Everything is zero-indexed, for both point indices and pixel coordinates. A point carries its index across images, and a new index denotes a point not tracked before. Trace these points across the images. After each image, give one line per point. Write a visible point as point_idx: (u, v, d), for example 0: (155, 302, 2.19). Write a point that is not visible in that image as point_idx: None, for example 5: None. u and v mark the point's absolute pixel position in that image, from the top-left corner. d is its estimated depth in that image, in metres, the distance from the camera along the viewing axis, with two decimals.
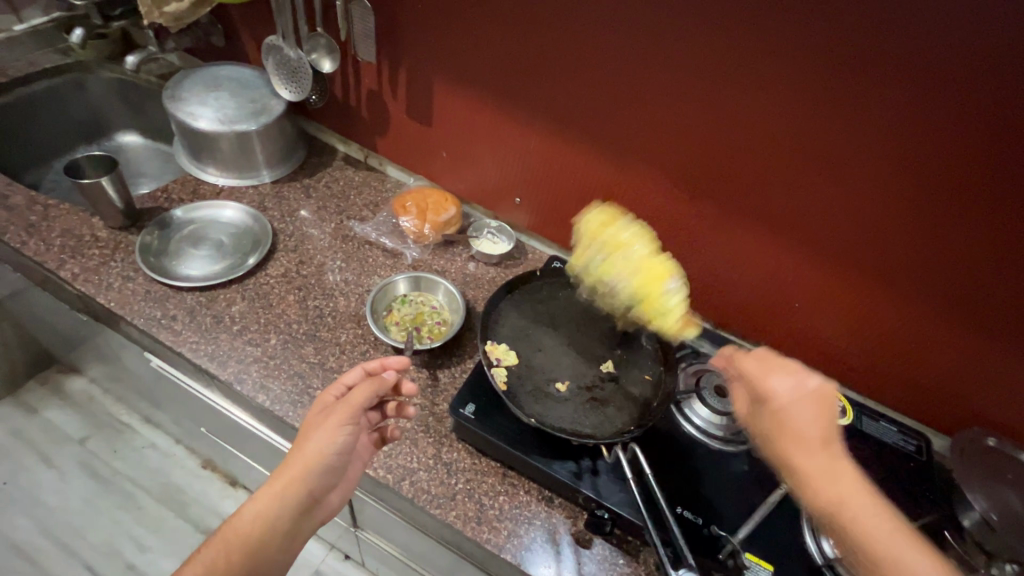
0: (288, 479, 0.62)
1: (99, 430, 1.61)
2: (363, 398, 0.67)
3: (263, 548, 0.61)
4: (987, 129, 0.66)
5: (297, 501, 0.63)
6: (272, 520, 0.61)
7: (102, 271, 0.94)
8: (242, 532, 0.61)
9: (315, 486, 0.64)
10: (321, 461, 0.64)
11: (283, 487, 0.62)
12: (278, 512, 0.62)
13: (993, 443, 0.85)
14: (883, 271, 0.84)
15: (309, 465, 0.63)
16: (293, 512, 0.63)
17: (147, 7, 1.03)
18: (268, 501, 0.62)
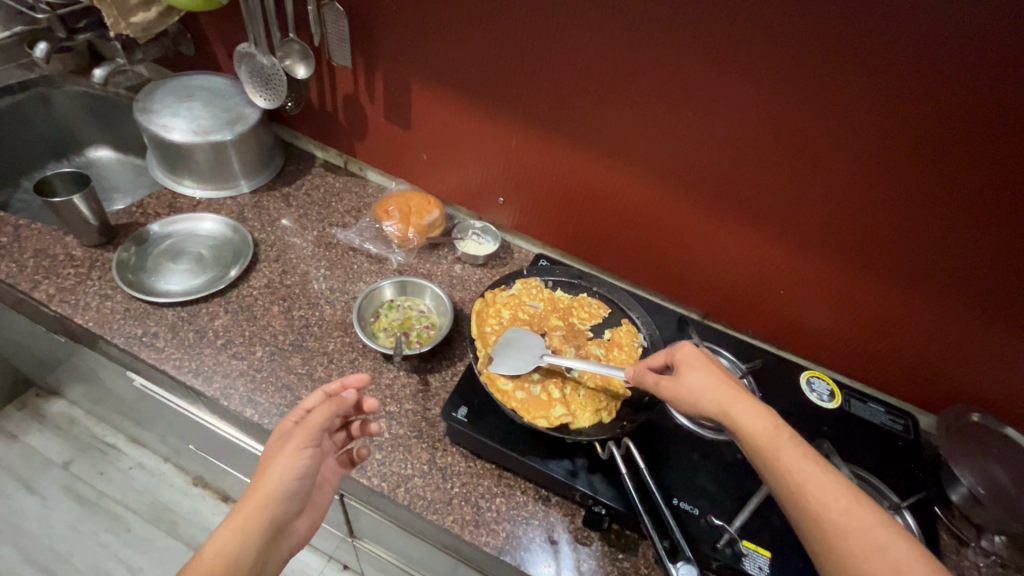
0: (250, 508, 0.58)
1: (83, 453, 1.57)
2: (322, 418, 0.64)
3: None
4: (970, 113, 0.67)
5: (263, 531, 0.58)
6: (235, 557, 0.56)
7: (78, 291, 0.92)
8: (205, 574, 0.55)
9: (278, 515, 0.60)
10: (281, 487, 0.60)
11: (245, 517, 0.57)
12: (241, 545, 0.56)
13: (976, 418, 0.88)
14: (865, 251, 0.85)
15: (269, 495, 0.59)
16: (259, 543, 0.58)
17: (112, 18, 1.01)
18: (230, 536, 0.57)
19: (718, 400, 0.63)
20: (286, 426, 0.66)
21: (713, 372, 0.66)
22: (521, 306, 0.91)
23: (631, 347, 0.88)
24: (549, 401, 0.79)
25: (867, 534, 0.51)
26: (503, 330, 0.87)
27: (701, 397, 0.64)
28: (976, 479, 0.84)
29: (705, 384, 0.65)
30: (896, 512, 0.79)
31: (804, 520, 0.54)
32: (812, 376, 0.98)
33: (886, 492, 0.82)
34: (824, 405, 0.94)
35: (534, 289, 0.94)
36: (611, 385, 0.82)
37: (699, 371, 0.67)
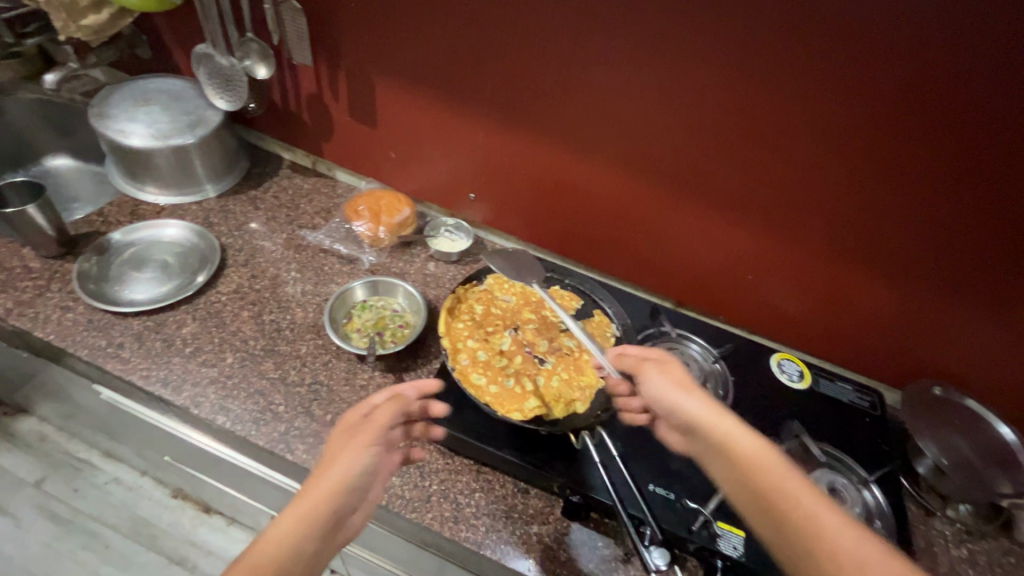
0: (317, 499, 0.55)
1: (55, 470, 1.53)
2: (386, 417, 0.62)
3: None
4: (921, 94, 0.69)
5: (324, 523, 0.54)
6: (297, 544, 0.52)
7: (37, 303, 0.89)
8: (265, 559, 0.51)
9: (340, 510, 0.56)
10: (349, 481, 0.57)
11: (309, 508, 0.54)
12: (301, 539, 0.53)
13: (939, 391, 0.91)
14: (829, 233, 0.87)
15: (335, 487, 0.56)
16: (320, 539, 0.54)
17: (62, 22, 0.98)
18: (291, 524, 0.53)
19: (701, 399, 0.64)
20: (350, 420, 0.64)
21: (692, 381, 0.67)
22: (494, 301, 0.93)
23: (605, 337, 0.89)
24: (523, 393, 0.81)
25: (857, 548, 0.50)
26: (477, 326, 0.89)
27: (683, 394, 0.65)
28: (940, 452, 0.87)
29: (685, 392, 0.65)
30: (863, 487, 0.80)
31: (789, 530, 0.53)
32: (783, 358, 0.98)
33: (855, 467, 0.82)
34: (794, 385, 0.94)
35: (506, 284, 0.96)
36: (585, 375, 0.84)
37: (680, 377, 0.67)
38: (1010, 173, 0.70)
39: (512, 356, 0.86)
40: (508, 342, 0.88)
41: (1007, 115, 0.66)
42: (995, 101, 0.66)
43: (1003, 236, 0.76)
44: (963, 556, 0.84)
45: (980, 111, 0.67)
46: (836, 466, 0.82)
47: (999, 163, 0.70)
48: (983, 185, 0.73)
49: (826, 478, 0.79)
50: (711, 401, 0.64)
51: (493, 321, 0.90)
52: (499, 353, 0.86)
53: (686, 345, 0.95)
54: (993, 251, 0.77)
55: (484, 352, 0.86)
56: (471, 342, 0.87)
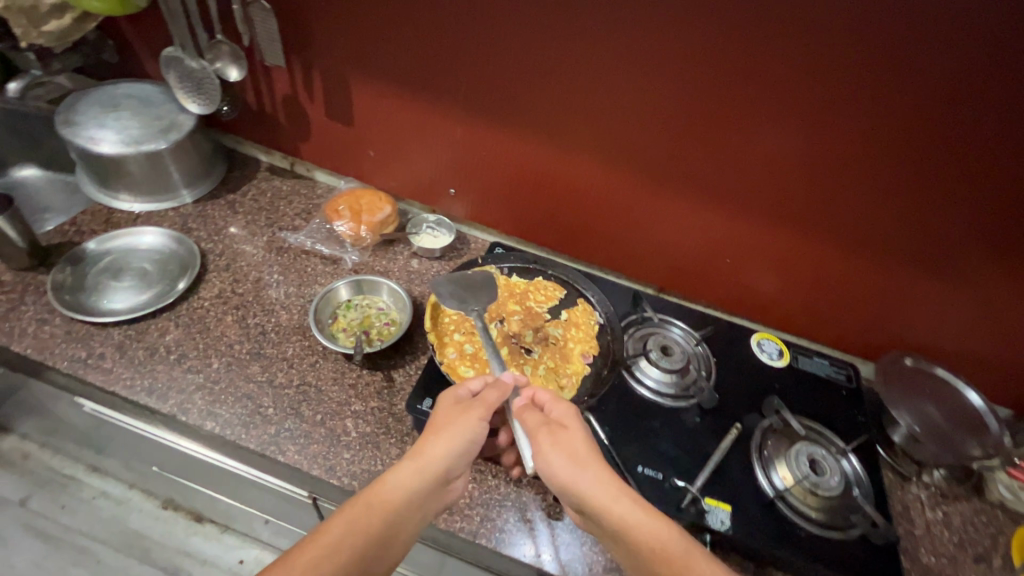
0: (431, 460, 0.66)
1: (40, 488, 1.51)
2: (493, 399, 0.71)
3: (402, 520, 0.63)
4: (879, 75, 0.72)
5: (434, 479, 0.66)
6: (414, 495, 0.64)
7: (13, 317, 0.87)
8: (387, 504, 0.63)
9: (448, 470, 0.67)
10: (456, 448, 0.68)
11: (424, 468, 0.66)
12: (417, 489, 0.65)
13: (909, 361, 0.94)
14: (800, 213, 0.90)
15: (449, 450, 0.67)
16: (429, 490, 0.66)
17: (23, 28, 0.96)
18: (410, 477, 0.65)
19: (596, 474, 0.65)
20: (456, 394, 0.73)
21: (591, 451, 0.67)
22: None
23: (588, 325, 0.92)
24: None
25: None
26: (462, 319, 0.90)
27: (577, 469, 0.65)
28: (913, 419, 0.91)
29: (580, 466, 0.65)
30: (842, 457, 0.83)
31: None
32: (762, 338, 1.01)
33: (833, 438, 0.85)
34: (773, 363, 0.97)
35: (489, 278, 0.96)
36: (570, 363, 0.87)
37: (575, 448, 0.67)
38: (967, 148, 0.74)
39: (499, 347, 0.88)
40: (493, 334, 0.89)
41: (963, 92, 0.70)
42: (951, 80, 0.70)
43: (963, 209, 0.80)
44: (937, 518, 0.88)
45: (938, 91, 0.71)
46: (815, 438, 0.85)
47: (957, 140, 0.74)
48: (944, 161, 0.77)
49: (807, 450, 0.82)
50: (606, 475, 0.65)
51: (477, 313, 0.91)
52: (486, 345, 0.88)
53: (669, 329, 0.97)
54: (955, 224, 0.82)
55: (471, 345, 0.87)
56: (458, 336, 0.88)
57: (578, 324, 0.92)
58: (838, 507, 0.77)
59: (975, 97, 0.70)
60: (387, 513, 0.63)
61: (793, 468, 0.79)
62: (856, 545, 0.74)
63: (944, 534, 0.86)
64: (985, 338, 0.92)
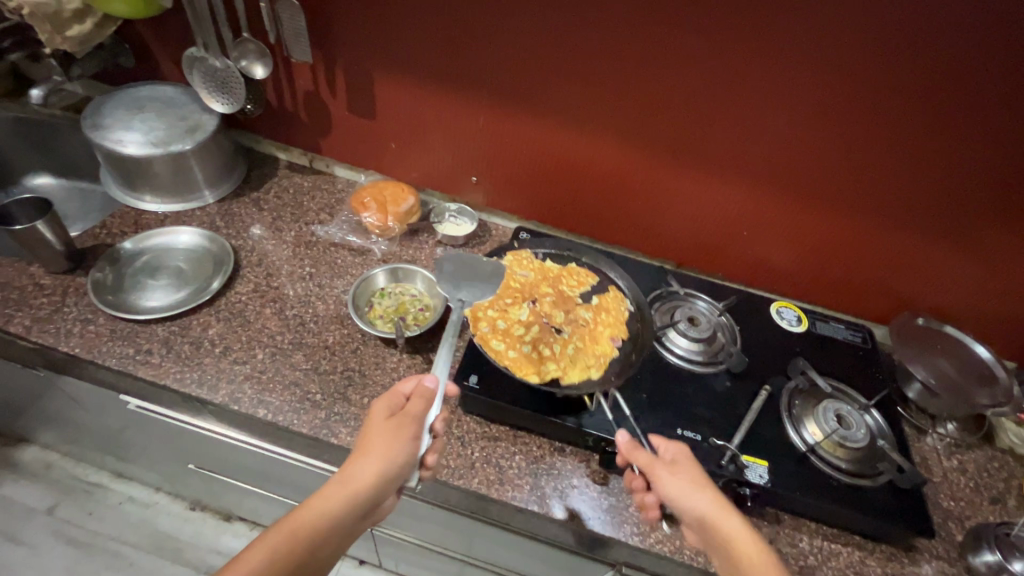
0: (358, 486, 0.62)
1: (66, 496, 1.51)
2: (420, 409, 0.67)
3: (324, 546, 0.60)
4: (891, 46, 0.77)
5: (363, 505, 0.62)
6: (335, 523, 0.61)
7: (57, 319, 0.89)
8: (308, 530, 0.60)
9: (375, 495, 0.63)
10: (384, 472, 0.63)
11: (352, 492, 0.61)
12: (338, 518, 0.61)
13: (921, 321, 1.00)
14: (814, 184, 0.95)
15: (379, 473, 0.63)
16: (355, 518, 0.62)
17: (47, 34, 0.96)
18: (333, 504, 0.61)
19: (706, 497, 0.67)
20: (389, 405, 0.68)
21: (704, 479, 0.70)
22: (512, 275, 0.96)
23: (619, 310, 0.94)
24: (540, 359, 0.85)
25: None
26: (496, 297, 0.93)
27: (692, 492, 0.67)
28: (929, 374, 0.96)
29: (697, 488, 0.67)
30: (865, 412, 0.87)
31: None
32: (781, 306, 1.05)
33: (855, 395, 0.90)
34: (793, 329, 1.02)
35: (525, 260, 0.99)
36: (600, 345, 0.88)
37: (693, 475, 0.69)
38: (974, 111, 0.79)
39: (530, 325, 0.90)
40: (526, 313, 0.91)
41: (970, 58, 0.75)
42: (959, 46, 0.74)
43: (970, 171, 0.85)
44: (954, 465, 0.93)
45: (947, 57, 0.75)
46: (838, 395, 0.90)
47: (964, 104, 0.79)
48: (952, 124, 0.81)
49: (833, 406, 0.86)
50: (714, 495, 0.67)
51: (510, 292, 0.94)
52: (518, 322, 0.90)
53: (693, 301, 1.01)
54: (963, 185, 0.86)
55: (503, 321, 0.90)
56: (491, 313, 0.91)
57: (608, 310, 0.94)
58: (865, 457, 0.82)
59: (981, 61, 0.75)
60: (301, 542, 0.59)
61: (822, 423, 0.84)
62: (883, 490, 0.80)
63: (962, 480, 0.91)
64: (992, 294, 0.97)
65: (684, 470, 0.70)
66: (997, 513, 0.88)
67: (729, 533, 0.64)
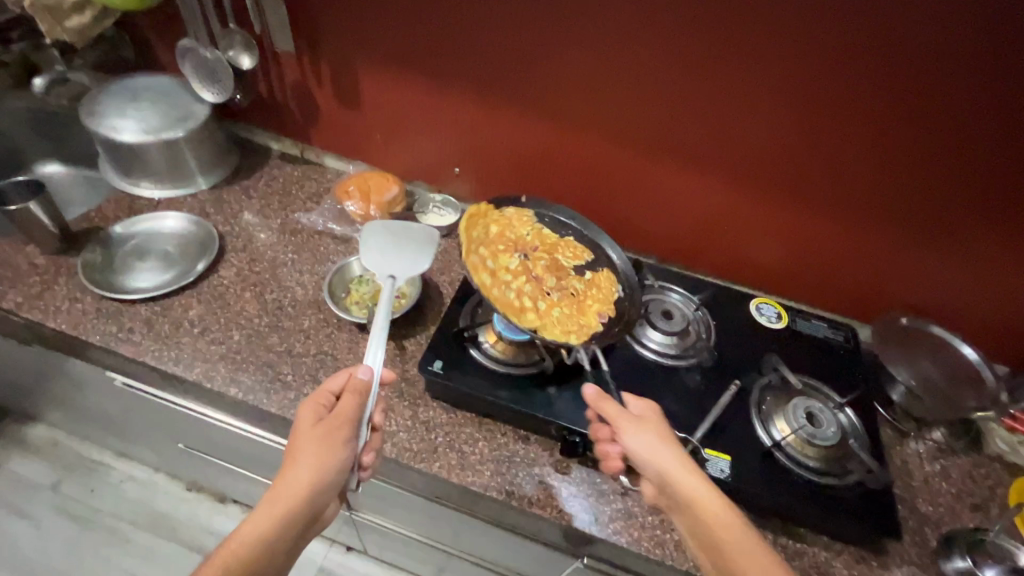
0: (292, 498, 0.64)
1: (70, 473, 1.57)
2: (350, 410, 0.68)
3: (266, 560, 0.63)
4: (865, 35, 0.75)
5: (300, 517, 0.65)
6: (273, 539, 0.63)
7: (47, 296, 0.93)
8: (245, 548, 0.62)
9: (309, 507, 0.65)
10: (317, 483, 0.65)
11: (287, 507, 0.64)
12: (275, 534, 0.63)
13: (905, 321, 0.97)
14: (793, 179, 0.93)
15: (312, 487, 0.64)
16: (295, 531, 0.65)
17: (48, 25, 1.00)
18: (269, 521, 0.63)
19: (675, 454, 0.67)
20: (318, 410, 0.69)
21: (670, 434, 0.70)
22: (509, 227, 0.97)
23: (609, 288, 0.91)
24: (518, 308, 0.87)
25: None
26: (491, 241, 0.95)
27: (655, 451, 0.67)
28: (911, 376, 0.94)
29: (665, 447, 0.68)
30: (839, 411, 0.85)
31: None
32: (761, 303, 1.03)
33: (829, 393, 0.88)
34: (772, 326, 1.00)
35: (527, 220, 0.97)
36: (585, 316, 0.88)
37: (660, 430, 0.70)
38: (955, 104, 0.77)
39: (517, 276, 0.91)
40: (516, 262, 0.93)
41: (948, 46, 0.72)
42: (936, 34, 0.72)
43: (951, 166, 0.82)
44: (936, 471, 0.90)
45: (925, 45, 0.73)
46: (811, 393, 0.87)
47: (945, 95, 0.76)
48: (934, 116, 0.79)
49: (803, 403, 0.85)
50: (682, 454, 0.68)
51: (505, 241, 0.95)
52: (506, 269, 0.92)
53: (669, 295, 1.00)
54: (949, 180, 0.84)
55: (492, 262, 0.92)
56: (482, 251, 0.93)
57: (604, 284, 0.91)
58: (834, 455, 0.80)
59: (960, 49, 0.72)
60: (245, 562, 0.61)
61: (790, 420, 0.82)
62: (851, 490, 0.78)
63: (943, 486, 0.88)
64: (981, 294, 0.94)
65: (650, 427, 0.70)
66: (977, 521, 0.85)
67: (688, 489, 0.65)
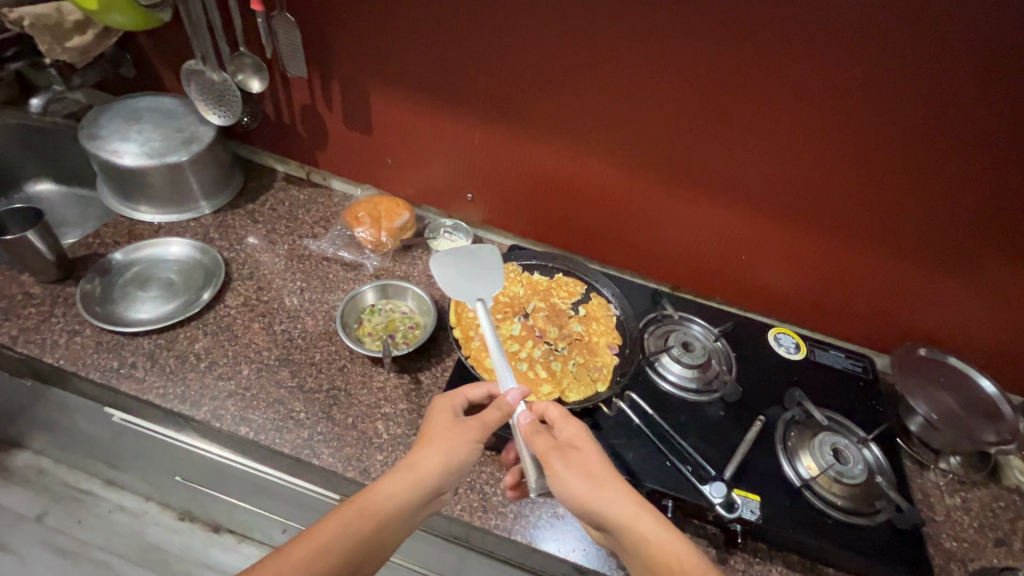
0: (426, 472, 0.63)
1: (56, 503, 1.50)
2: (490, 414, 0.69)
3: (386, 531, 0.61)
4: (885, 72, 0.75)
5: (424, 496, 0.63)
6: (400, 507, 0.62)
7: (43, 329, 0.89)
8: (374, 510, 0.60)
9: (434, 489, 0.64)
10: (447, 465, 0.65)
11: (419, 479, 0.63)
12: (402, 503, 0.62)
13: (924, 352, 0.98)
14: (807, 210, 0.93)
15: (443, 466, 0.64)
16: (414, 509, 0.63)
17: (46, 44, 0.96)
18: (400, 488, 0.62)
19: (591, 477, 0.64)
20: (452, 408, 0.71)
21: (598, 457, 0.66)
22: (501, 290, 0.99)
23: (606, 318, 0.97)
24: (538, 379, 0.87)
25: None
26: (487, 313, 0.95)
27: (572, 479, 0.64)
28: (930, 408, 0.94)
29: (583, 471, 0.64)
30: (863, 446, 0.85)
31: None
32: (779, 333, 1.03)
33: (853, 428, 0.88)
34: (791, 357, 0.99)
35: (511, 274, 1.02)
36: (599, 356, 0.91)
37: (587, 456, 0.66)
38: (970, 142, 0.77)
39: (524, 341, 0.93)
40: (518, 327, 0.94)
41: (970, 88, 0.73)
42: (957, 76, 0.72)
43: (965, 201, 0.83)
44: (957, 503, 0.90)
45: (952, 86, 0.73)
46: (836, 428, 0.87)
47: (964, 136, 0.77)
48: (956, 155, 0.79)
49: (828, 439, 0.84)
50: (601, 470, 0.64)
51: (502, 307, 0.97)
52: (511, 338, 0.93)
53: (689, 326, 0.99)
54: (962, 214, 0.84)
55: (496, 338, 0.92)
56: (482, 329, 0.93)
57: (603, 318, 0.97)
58: (862, 493, 0.79)
59: (981, 91, 0.73)
60: (371, 524, 0.60)
61: (817, 457, 0.81)
62: (882, 530, 0.76)
63: (964, 520, 0.87)
64: (995, 325, 0.94)
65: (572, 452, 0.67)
66: (1002, 557, 0.84)
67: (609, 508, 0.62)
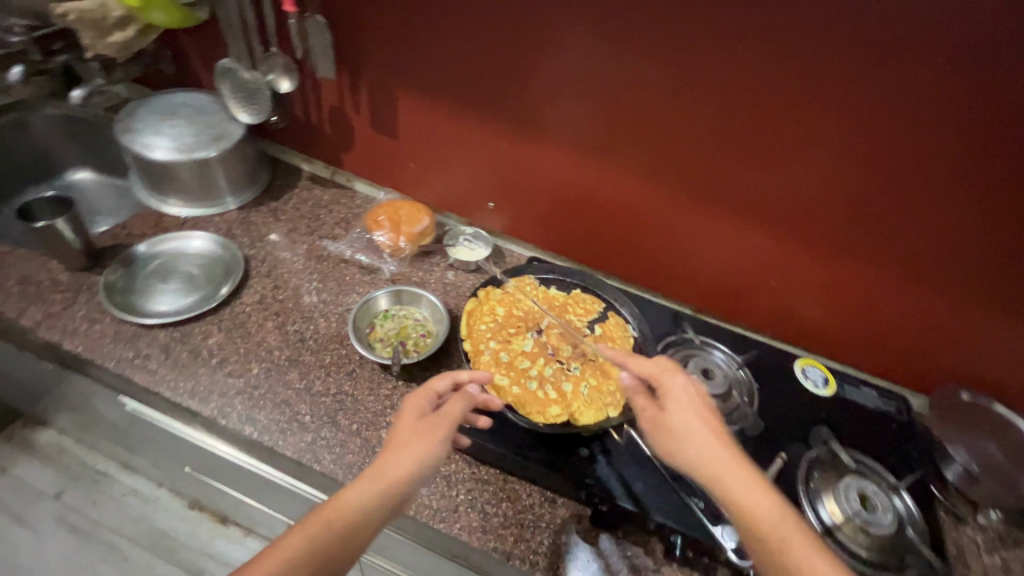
0: (397, 477, 0.61)
1: (74, 483, 1.54)
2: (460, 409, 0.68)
3: (356, 541, 0.58)
4: (930, 99, 0.70)
5: (396, 500, 0.60)
6: (371, 514, 0.59)
7: (66, 316, 0.91)
8: (343, 517, 0.57)
9: (405, 495, 0.61)
10: (418, 467, 0.62)
11: (390, 484, 0.60)
12: (372, 510, 0.59)
13: (967, 396, 0.91)
14: (840, 238, 0.88)
15: (414, 470, 0.62)
16: (386, 516, 0.60)
17: (91, 40, 1.00)
18: (371, 494, 0.59)
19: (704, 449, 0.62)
20: (421, 406, 0.69)
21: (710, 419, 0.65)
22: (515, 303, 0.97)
23: (622, 338, 0.93)
24: (547, 399, 0.83)
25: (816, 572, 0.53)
26: (499, 327, 0.92)
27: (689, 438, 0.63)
28: (970, 457, 0.87)
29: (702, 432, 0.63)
30: (894, 494, 0.80)
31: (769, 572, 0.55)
32: (807, 365, 0.98)
33: (884, 473, 0.82)
34: (818, 391, 0.94)
35: (529, 287, 1.00)
36: (612, 378, 0.86)
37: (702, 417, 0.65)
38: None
39: (535, 358, 0.89)
40: (530, 343, 0.91)
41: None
42: (1013, 105, 0.67)
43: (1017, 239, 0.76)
44: (996, 564, 0.82)
45: (1006, 116, 0.68)
46: (864, 472, 0.82)
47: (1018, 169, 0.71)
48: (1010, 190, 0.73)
49: (856, 484, 0.79)
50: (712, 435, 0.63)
51: (515, 322, 0.94)
52: (522, 354, 0.89)
53: (710, 351, 0.95)
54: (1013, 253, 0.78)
55: (506, 354, 0.89)
56: (493, 344, 0.90)
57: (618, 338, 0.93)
58: (890, 546, 0.74)
59: None
60: (342, 533, 0.57)
61: (841, 502, 0.76)
62: None
63: None
64: None
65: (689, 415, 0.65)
66: None
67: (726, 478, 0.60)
